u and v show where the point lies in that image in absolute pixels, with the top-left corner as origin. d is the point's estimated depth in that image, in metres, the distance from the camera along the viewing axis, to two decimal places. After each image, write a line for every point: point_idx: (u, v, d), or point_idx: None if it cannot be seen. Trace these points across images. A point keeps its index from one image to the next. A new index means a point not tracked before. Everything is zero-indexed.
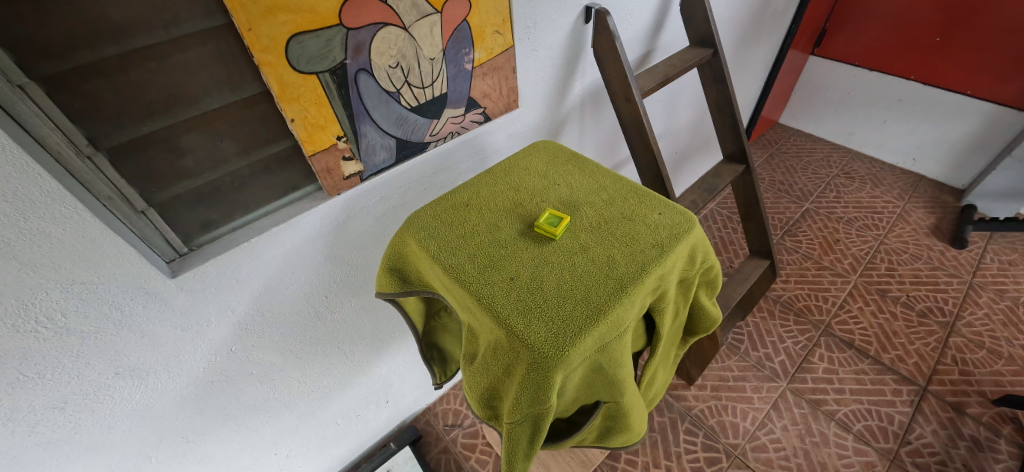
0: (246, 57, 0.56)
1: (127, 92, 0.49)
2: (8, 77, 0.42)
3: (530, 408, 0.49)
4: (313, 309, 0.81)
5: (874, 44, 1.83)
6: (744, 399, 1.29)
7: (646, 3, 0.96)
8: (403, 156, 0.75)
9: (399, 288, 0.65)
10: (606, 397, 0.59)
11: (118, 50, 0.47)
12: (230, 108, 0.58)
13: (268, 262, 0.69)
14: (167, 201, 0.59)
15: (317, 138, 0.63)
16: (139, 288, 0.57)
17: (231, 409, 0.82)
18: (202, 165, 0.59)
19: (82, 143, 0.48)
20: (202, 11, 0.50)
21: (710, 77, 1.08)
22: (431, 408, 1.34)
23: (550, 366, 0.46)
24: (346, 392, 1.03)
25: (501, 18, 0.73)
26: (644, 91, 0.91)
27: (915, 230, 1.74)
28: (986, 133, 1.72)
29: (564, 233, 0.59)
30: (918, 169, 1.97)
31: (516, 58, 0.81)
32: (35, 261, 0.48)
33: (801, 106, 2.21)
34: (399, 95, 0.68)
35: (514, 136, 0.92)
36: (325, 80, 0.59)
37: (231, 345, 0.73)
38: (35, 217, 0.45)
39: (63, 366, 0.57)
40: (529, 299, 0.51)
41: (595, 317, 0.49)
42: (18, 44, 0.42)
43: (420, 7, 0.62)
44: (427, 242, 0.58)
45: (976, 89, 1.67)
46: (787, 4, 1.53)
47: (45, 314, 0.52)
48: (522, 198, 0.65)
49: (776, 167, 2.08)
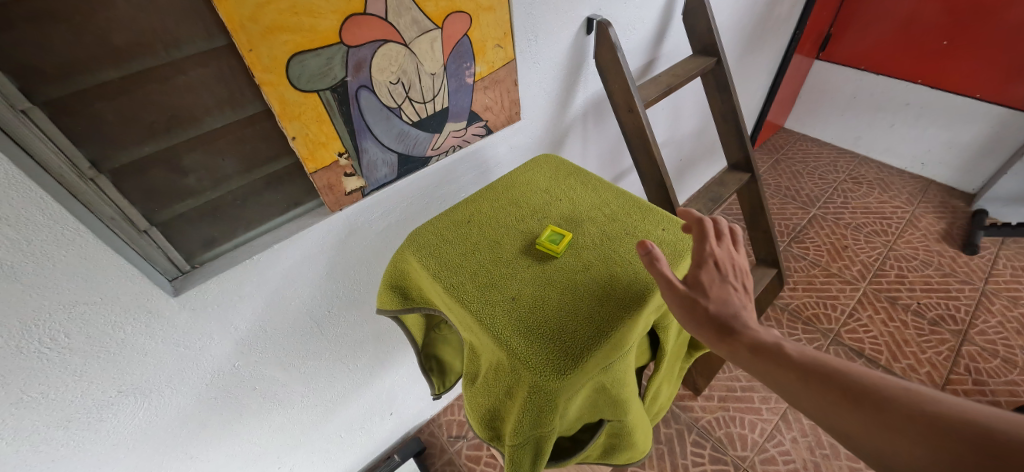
0: (247, 77, 0.56)
1: (129, 114, 0.50)
2: (10, 102, 0.42)
3: (532, 430, 0.48)
4: (316, 324, 0.81)
5: (880, 48, 1.82)
6: (752, 410, 1.27)
7: (648, 13, 0.96)
8: (404, 171, 0.75)
9: (400, 305, 0.65)
10: (610, 416, 0.57)
11: (120, 73, 0.47)
12: (231, 127, 0.58)
13: (270, 279, 0.69)
14: (170, 219, 0.59)
15: (318, 155, 0.63)
16: (141, 306, 0.57)
17: (233, 424, 0.81)
18: (204, 184, 0.60)
19: (85, 166, 0.49)
20: (204, 33, 0.50)
21: (713, 85, 1.08)
22: (435, 419, 1.33)
23: (551, 389, 0.45)
24: (349, 404, 1.02)
25: (501, 32, 0.73)
26: (648, 101, 0.90)
27: (924, 236, 1.71)
28: (995, 137, 1.69)
29: (566, 250, 0.58)
30: (927, 174, 1.95)
31: (518, 71, 0.81)
32: (37, 284, 0.48)
33: (806, 111, 2.19)
34: (400, 111, 0.68)
35: (516, 148, 0.92)
36: (326, 98, 0.59)
37: (234, 361, 0.73)
38: (37, 240, 0.45)
39: (66, 385, 0.57)
40: (529, 320, 0.50)
41: (597, 337, 0.48)
42: (20, 69, 0.42)
43: (421, 23, 0.63)
44: (427, 259, 0.58)
45: (986, 92, 1.65)
46: (791, 10, 1.53)
47: (49, 334, 0.52)
48: (523, 214, 0.64)
49: (782, 172, 2.06)
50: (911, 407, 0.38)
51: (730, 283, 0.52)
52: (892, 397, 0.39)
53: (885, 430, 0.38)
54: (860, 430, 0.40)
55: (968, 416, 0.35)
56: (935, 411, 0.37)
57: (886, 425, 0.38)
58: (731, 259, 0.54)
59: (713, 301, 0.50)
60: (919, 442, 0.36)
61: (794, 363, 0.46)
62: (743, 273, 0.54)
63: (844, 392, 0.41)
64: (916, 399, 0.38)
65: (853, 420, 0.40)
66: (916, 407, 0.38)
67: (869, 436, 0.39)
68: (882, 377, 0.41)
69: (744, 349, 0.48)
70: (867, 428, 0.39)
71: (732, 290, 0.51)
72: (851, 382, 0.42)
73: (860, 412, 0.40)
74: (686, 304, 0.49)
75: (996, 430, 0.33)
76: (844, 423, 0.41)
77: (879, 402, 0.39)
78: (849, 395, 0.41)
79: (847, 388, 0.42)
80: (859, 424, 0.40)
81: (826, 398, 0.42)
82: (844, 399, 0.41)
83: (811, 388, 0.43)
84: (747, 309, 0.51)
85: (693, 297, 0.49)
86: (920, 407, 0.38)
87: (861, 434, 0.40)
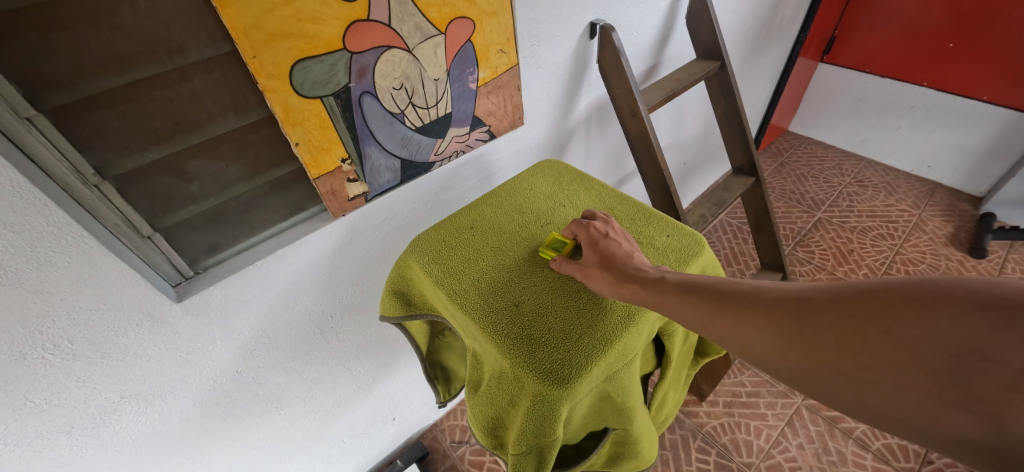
0: (251, 83, 0.56)
1: (133, 121, 0.50)
2: (16, 110, 0.42)
3: (535, 439, 0.48)
4: (319, 329, 0.81)
5: (885, 50, 1.80)
6: (758, 416, 1.26)
7: (652, 17, 0.96)
8: (407, 176, 0.75)
9: (404, 312, 0.64)
10: (615, 424, 0.57)
11: (125, 80, 0.47)
12: (234, 133, 0.58)
13: (272, 285, 0.69)
14: (173, 225, 0.59)
15: (321, 161, 0.63)
16: (144, 312, 0.57)
17: (235, 430, 0.81)
18: (208, 190, 0.60)
19: (89, 172, 0.49)
20: (207, 40, 0.50)
21: (717, 89, 1.08)
22: (438, 424, 1.33)
23: (555, 399, 0.44)
24: (352, 410, 1.02)
25: (505, 37, 0.73)
26: (651, 105, 0.90)
27: (931, 239, 1.69)
28: (1003, 139, 1.68)
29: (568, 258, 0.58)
30: (933, 177, 1.93)
31: (522, 76, 0.81)
32: (41, 290, 0.48)
33: (811, 114, 2.18)
34: (403, 116, 0.68)
35: (519, 152, 0.92)
36: (330, 104, 0.59)
37: (237, 367, 0.73)
38: (42, 247, 0.46)
39: (69, 391, 0.57)
40: (532, 329, 0.50)
41: (602, 347, 0.47)
42: (25, 76, 0.42)
43: (425, 29, 0.63)
44: (430, 266, 0.58)
45: (993, 95, 1.63)
46: (795, 13, 1.52)
47: (53, 341, 0.52)
48: (527, 220, 0.64)
49: (787, 176, 2.05)
50: (757, 299, 0.42)
51: (614, 241, 0.55)
52: (744, 294, 0.43)
53: (743, 323, 0.41)
54: (728, 332, 0.42)
55: (792, 291, 0.40)
56: (773, 295, 0.41)
57: (743, 318, 0.41)
58: (606, 224, 0.58)
59: (604, 259, 0.52)
60: (766, 326, 0.40)
61: (671, 285, 0.47)
62: (623, 232, 0.57)
63: (711, 300, 0.44)
64: (758, 290, 0.42)
65: (720, 322, 0.43)
66: (759, 297, 0.42)
67: (733, 335, 0.42)
68: (735, 282, 0.45)
69: (635, 288, 0.48)
70: (733, 328, 0.42)
71: (616, 243, 0.54)
72: (721, 289, 0.45)
73: (726, 314, 0.42)
74: (586, 275, 0.52)
75: (811, 295, 0.39)
76: (714, 329, 0.43)
77: (738, 301, 0.42)
78: (712, 300, 0.44)
79: (712, 295, 0.44)
80: (726, 326, 0.42)
81: (697, 310, 0.44)
82: (711, 307, 0.44)
83: (684, 304, 0.45)
84: (636, 254, 0.53)
85: (590, 268, 0.52)
86: (762, 296, 0.42)
87: (728, 335, 0.42)
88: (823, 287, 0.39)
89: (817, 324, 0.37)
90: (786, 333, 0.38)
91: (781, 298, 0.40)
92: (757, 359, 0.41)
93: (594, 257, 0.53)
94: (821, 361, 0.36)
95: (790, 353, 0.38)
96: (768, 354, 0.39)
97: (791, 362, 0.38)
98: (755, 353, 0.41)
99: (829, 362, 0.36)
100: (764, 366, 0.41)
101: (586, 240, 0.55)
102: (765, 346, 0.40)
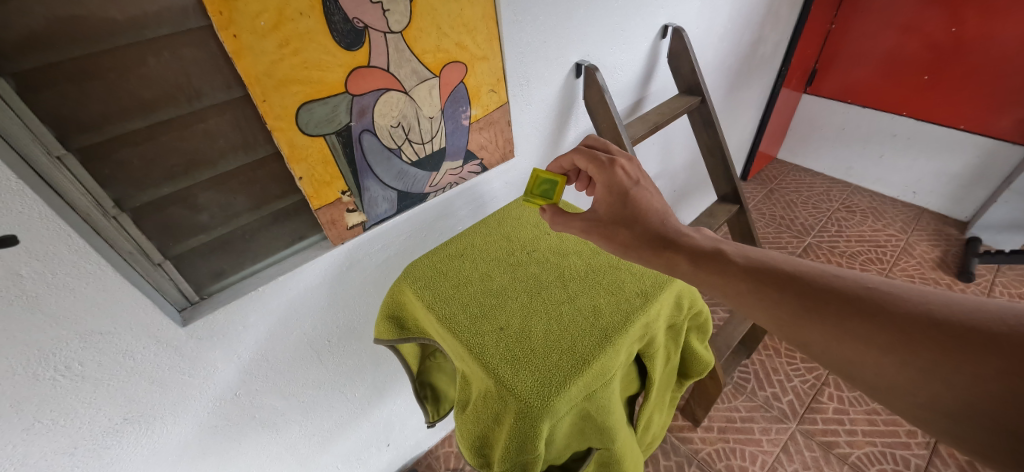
0: (259, 122, 0.61)
1: (152, 158, 0.55)
2: (48, 149, 0.47)
3: (518, 456, 0.50)
4: (316, 354, 0.83)
5: (864, 83, 1.89)
6: (752, 441, 1.26)
7: (634, 57, 1.03)
8: (404, 205, 0.80)
9: (397, 336, 0.67)
10: (598, 444, 0.59)
11: (147, 122, 0.53)
12: (242, 168, 0.63)
13: (273, 310, 0.72)
14: (183, 253, 0.63)
15: (322, 193, 0.68)
16: (150, 336, 0.60)
17: (231, 453, 0.82)
18: (215, 220, 0.64)
19: (109, 204, 0.53)
20: (222, 85, 0.56)
21: (699, 121, 1.14)
22: (433, 451, 1.32)
23: (536, 416, 0.47)
24: (347, 435, 1.03)
25: (495, 78, 0.79)
26: (635, 137, 0.96)
27: (920, 263, 1.73)
28: (983, 166, 1.74)
29: (553, 191, 0.68)
30: (919, 202, 1.99)
31: (512, 112, 0.86)
32: (58, 312, 0.51)
33: (798, 142, 2.26)
34: (400, 151, 0.73)
35: (512, 181, 0.97)
36: (332, 141, 0.64)
37: (235, 390, 0.75)
38: (62, 273, 0.49)
39: (76, 411, 0.60)
40: (517, 349, 0.53)
41: (580, 366, 0.51)
42: (60, 121, 0.47)
43: (420, 73, 0.68)
44: (423, 291, 0.61)
45: (970, 124, 1.70)
46: (774, 50, 1.61)
47: (64, 363, 0.55)
48: (512, 246, 0.68)
49: (777, 202, 2.11)
50: (880, 310, 0.41)
51: (644, 189, 0.61)
52: (851, 299, 0.43)
53: (850, 338, 0.41)
54: (820, 341, 0.43)
55: (930, 310, 0.39)
56: (902, 310, 0.40)
57: (858, 333, 0.41)
58: (637, 169, 0.64)
59: (632, 218, 0.59)
60: (893, 350, 0.39)
61: (738, 265, 0.50)
62: (649, 179, 0.63)
63: (802, 298, 0.45)
64: (876, 296, 0.42)
65: (813, 330, 0.43)
66: (879, 307, 0.41)
67: (838, 349, 0.42)
68: (838, 278, 0.45)
69: (682, 256, 0.54)
70: (830, 338, 0.42)
71: (648, 193, 0.61)
72: (822, 287, 0.45)
73: (825, 322, 0.43)
74: (608, 229, 0.59)
75: (963, 322, 0.37)
76: (802, 334, 0.44)
77: (848, 309, 0.42)
78: (806, 302, 0.44)
79: (802, 292, 0.45)
80: (818, 332, 0.43)
81: (784, 310, 0.45)
82: (802, 308, 0.44)
83: (766, 298, 0.47)
84: (670, 218, 0.59)
85: (606, 222, 0.60)
86: (882, 307, 0.41)
87: (827, 346, 0.43)
88: (981, 313, 0.37)
89: (977, 364, 0.35)
90: (924, 366, 0.37)
91: (917, 320, 0.39)
92: (863, 379, 0.41)
93: (615, 203, 0.61)
94: (970, 406, 0.35)
95: (918, 386, 0.38)
96: (885, 377, 0.40)
97: (920, 396, 0.38)
98: (863, 373, 0.41)
99: (981, 409, 0.35)
100: (867, 386, 0.41)
101: (603, 181, 0.62)
102: (885, 369, 0.39)
